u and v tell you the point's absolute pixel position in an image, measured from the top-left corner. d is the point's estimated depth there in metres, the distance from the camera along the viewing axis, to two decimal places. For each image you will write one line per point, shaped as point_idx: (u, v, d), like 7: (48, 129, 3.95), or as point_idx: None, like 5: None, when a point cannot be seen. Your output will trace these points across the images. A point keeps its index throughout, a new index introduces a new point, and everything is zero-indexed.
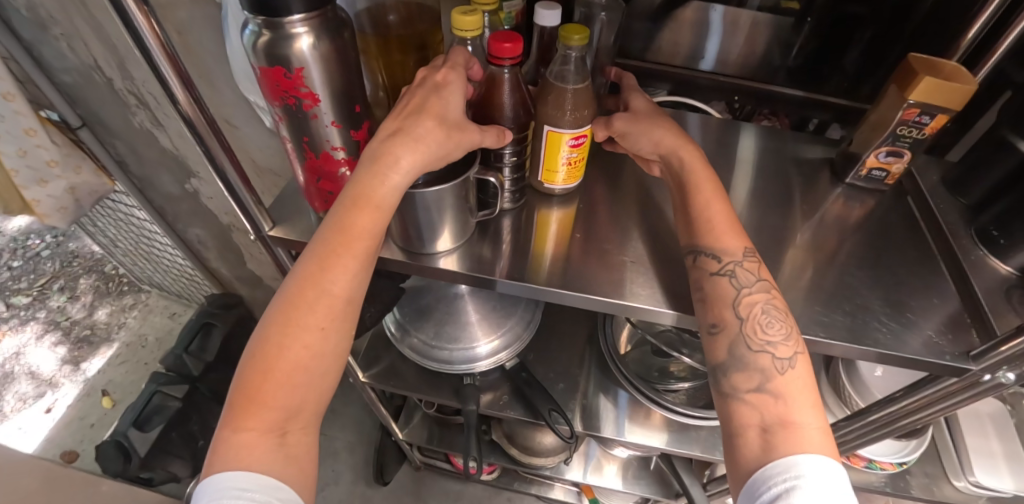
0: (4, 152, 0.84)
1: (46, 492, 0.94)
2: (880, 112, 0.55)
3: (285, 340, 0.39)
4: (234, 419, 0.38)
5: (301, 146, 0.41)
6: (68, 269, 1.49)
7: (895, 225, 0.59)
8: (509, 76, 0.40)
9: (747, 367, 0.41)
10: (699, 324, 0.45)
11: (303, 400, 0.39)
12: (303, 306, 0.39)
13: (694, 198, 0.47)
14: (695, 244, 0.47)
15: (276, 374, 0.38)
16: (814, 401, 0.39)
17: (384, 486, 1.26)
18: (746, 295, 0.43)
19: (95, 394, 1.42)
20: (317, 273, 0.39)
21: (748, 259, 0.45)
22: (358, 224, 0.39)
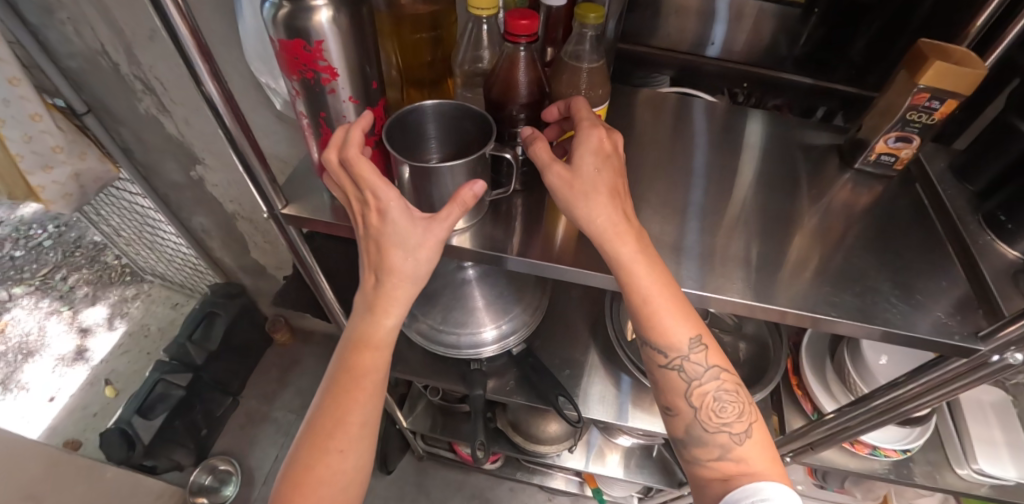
0: (9, 137, 0.84)
1: (50, 481, 0.94)
2: (889, 98, 0.55)
3: (316, 464, 0.44)
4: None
5: (318, 121, 0.41)
6: (70, 260, 1.45)
7: (904, 210, 0.59)
8: (525, 54, 0.40)
9: (706, 443, 0.48)
10: (659, 402, 0.51)
11: (344, 499, 0.46)
12: (332, 427, 0.45)
13: (632, 293, 0.44)
14: (643, 337, 0.48)
15: (310, 485, 0.44)
16: (770, 456, 0.47)
17: (387, 475, 1.27)
18: (697, 386, 0.48)
19: (98, 384, 1.45)
20: (339, 398, 0.45)
21: (695, 350, 0.47)
22: (364, 362, 0.45)
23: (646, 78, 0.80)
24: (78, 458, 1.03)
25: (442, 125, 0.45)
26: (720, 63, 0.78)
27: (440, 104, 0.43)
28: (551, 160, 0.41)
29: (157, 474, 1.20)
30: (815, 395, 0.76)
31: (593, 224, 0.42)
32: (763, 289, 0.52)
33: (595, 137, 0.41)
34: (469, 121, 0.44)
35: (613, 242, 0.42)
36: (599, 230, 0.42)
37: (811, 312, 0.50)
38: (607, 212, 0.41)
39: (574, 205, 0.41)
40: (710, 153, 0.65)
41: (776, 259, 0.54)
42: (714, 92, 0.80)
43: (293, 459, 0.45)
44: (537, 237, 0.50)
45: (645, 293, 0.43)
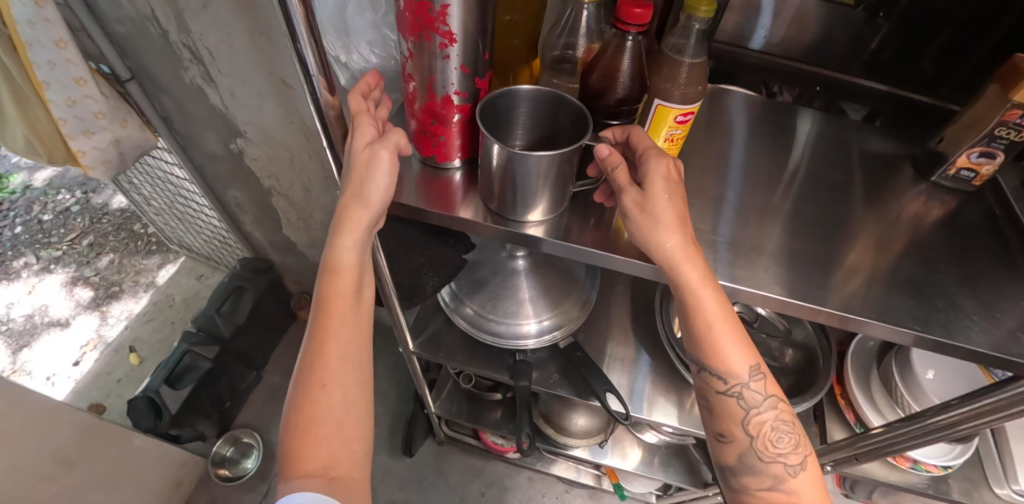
0: (53, 101, 0.83)
1: (78, 445, 0.93)
2: (978, 111, 0.53)
3: (308, 408, 0.47)
4: (291, 469, 0.47)
5: (425, 86, 0.41)
6: (97, 226, 1.56)
7: (980, 228, 0.58)
8: (632, 43, 0.38)
9: (759, 473, 0.47)
10: (710, 430, 0.51)
11: (347, 438, 0.49)
12: (317, 372, 0.48)
13: (698, 318, 0.44)
14: (702, 363, 0.47)
15: (312, 435, 0.47)
16: (821, 491, 0.46)
17: (408, 457, 1.29)
18: (755, 414, 0.47)
19: (122, 351, 1.42)
20: (316, 338, 0.48)
21: (755, 378, 0.47)
22: (335, 290, 0.48)
23: None
24: (107, 425, 1.00)
25: (535, 110, 0.44)
26: (759, 56, 0.76)
27: (535, 91, 0.43)
28: (629, 184, 0.41)
29: (181, 443, 1.21)
30: (859, 407, 0.75)
31: (663, 249, 0.41)
32: (835, 299, 0.51)
33: (664, 164, 0.40)
34: (567, 111, 0.43)
35: (682, 266, 0.41)
36: (666, 254, 0.41)
37: (862, 319, 0.49)
38: (678, 237, 0.41)
39: (647, 229, 0.41)
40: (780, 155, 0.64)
41: (854, 267, 0.53)
42: (753, 88, 0.77)
43: (290, 414, 0.48)
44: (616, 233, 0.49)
45: (710, 317, 0.44)
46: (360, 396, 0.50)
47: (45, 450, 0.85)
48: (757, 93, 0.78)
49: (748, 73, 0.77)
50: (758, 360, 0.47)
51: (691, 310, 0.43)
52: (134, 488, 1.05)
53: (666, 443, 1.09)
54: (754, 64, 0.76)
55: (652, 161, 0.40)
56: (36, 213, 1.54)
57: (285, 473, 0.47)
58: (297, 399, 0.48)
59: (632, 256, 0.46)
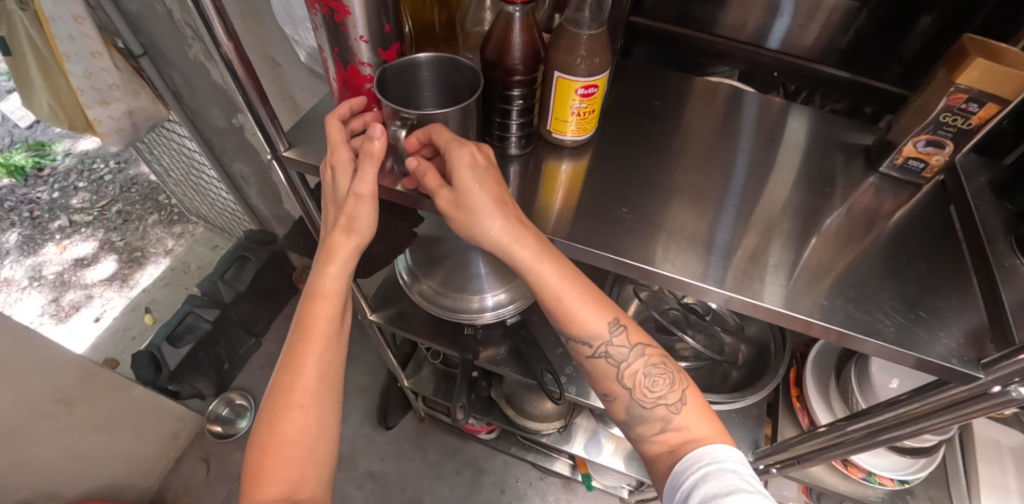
0: (72, 72, 0.90)
1: (81, 390, 1.00)
2: (925, 98, 0.51)
3: (278, 424, 0.50)
4: (251, 490, 0.48)
5: (334, 55, 0.44)
6: (125, 194, 1.65)
7: (928, 224, 0.56)
8: (519, 14, 0.41)
9: (647, 420, 0.48)
10: (597, 390, 0.52)
11: (314, 457, 0.51)
12: (286, 390, 0.50)
13: (547, 294, 0.46)
14: (566, 334, 0.49)
15: (279, 452, 0.49)
16: (707, 417, 0.47)
17: (388, 430, 1.33)
18: (626, 368, 0.49)
19: (139, 310, 1.55)
20: (295, 356, 0.50)
21: (616, 334, 0.48)
22: (315, 315, 0.50)
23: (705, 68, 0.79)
24: (108, 373, 1.07)
25: (437, 72, 0.47)
26: (777, 55, 0.75)
27: (433, 56, 0.46)
28: (439, 185, 0.44)
29: (180, 399, 1.30)
30: (813, 410, 0.74)
31: (490, 237, 0.43)
32: (751, 284, 0.50)
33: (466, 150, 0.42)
34: (462, 71, 0.46)
35: (512, 249, 0.43)
36: (491, 240, 0.43)
37: (779, 309, 0.48)
38: (499, 224, 0.43)
39: (468, 221, 0.43)
40: (729, 143, 0.63)
41: (779, 255, 0.52)
42: (768, 88, 0.78)
43: (258, 436, 0.50)
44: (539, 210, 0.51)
45: (555, 291, 0.45)
46: (330, 426, 0.52)
47: (49, 389, 0.93)
48: (766, 91, 0.79)
49: (759, 70, 0.77)
50: (616, 314, 0.49)
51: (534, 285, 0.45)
52: (130, 435, 1.15)
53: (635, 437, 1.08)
54: (766, 62, 0.76)
55: (456, 163, 0.42)
56: (72, 180, 1.61)
57: (247, 493, 0.48)
58: (266, 416, 0.50)
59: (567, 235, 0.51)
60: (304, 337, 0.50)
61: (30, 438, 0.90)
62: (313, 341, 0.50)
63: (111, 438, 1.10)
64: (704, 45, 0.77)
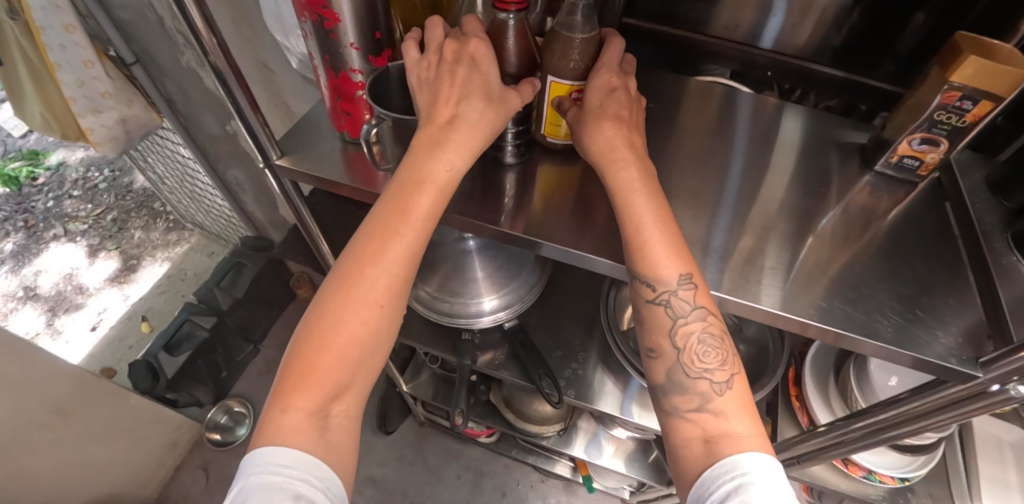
0: (64, 81, 0.90)
1: (77, 401, 0.99)
2: (919, 96, 0.51)
3: (341, 316, 0.40)
4: (281, 397, 0.38)
5: (325, 63, 0.44)
6: (121, 202, 1.66)
7: (924, 222, 0.56)
8: (513, 22, 0.41)
9: (686, 391, 0.43)
10: (642, 347, 0.47)
11: (365, 370, 0.41)
12: (358, 282, 0.40)
13: (628, 221, 0.44)
14: (630, 270, 0.45)
15: (332, 349, 0.39)
16: (751, 416, 0.40)
17: (388, 435, 1.33)
18: (682, 324, 0.44)
19: (135, 319, 1.53)
20: (382, 241, 0.41)
21: (684, 287, 0.43)
22: (419, 203, 0.41)
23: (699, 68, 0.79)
24: (104, 384, 1.06)
25: None
26: (772, 54, 0.75)
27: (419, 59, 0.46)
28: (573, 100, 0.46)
29: (178, 407, 1.29)
30: (812, 409, 0.74)
31: (596, 147, 0.44)
32: (748, 287, 0.50)
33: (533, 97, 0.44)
34: None
35: (612, 166, 0.44)
36: (597, 152, 0.44)
37: (776, 311, 0.48)
38: (609, 136, 0.44)
39: (583, 130, 0.45)
40: (723, 144, 0.63)
41: (776, 256, 0.52)
42: (761, 88, 0.78)
43: (312, 313, 0.40)
44: (535, 218, 0.51)
45: (638, 219, 0.43)
46: (384, 346, 0.43)
47: (44, 400, 0.92)
48: (759, 89, 0.79)
49: (752, 69, 0.77)
50: (691, 268, 0.43)
51: (622, 213, 0.43)
52: (128, 444, 1.14)
53: (636, 439, 1.08)
54: (759, 61, 0.76)
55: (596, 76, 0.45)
56: (67, 189, 1.62)
57: (280, 396, 0.38)
58: (323, 302, 0.40)
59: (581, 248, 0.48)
60: (396, 220, 0.41)
61: (26, 450, 0.90)
62: (405, 231, 0.41)
63: (109, 448, 1.09)
64: (698, 45, 0.77)
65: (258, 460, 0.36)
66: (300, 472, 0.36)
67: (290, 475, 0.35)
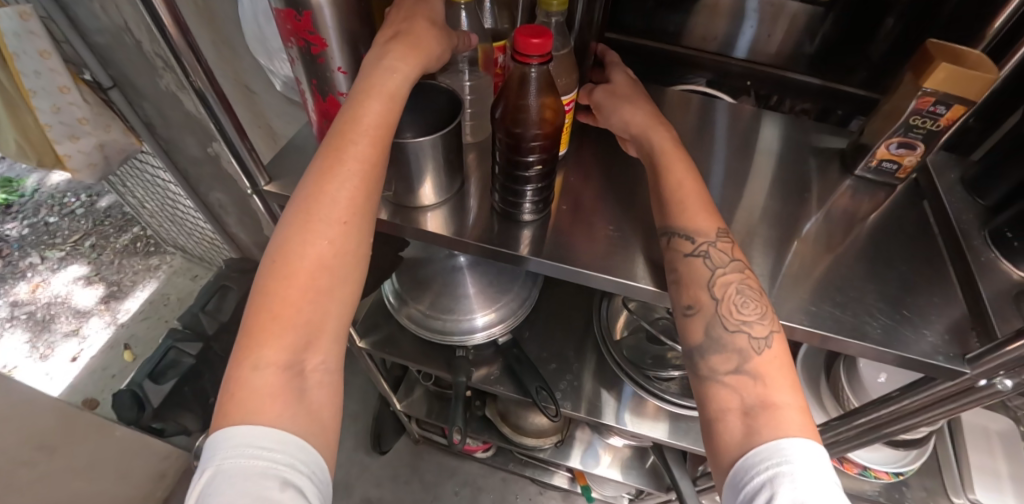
0: (39, 108, 0.88)
1: (60, 434, 0.96)
2: (894, 102, 0.52)
3: (289, 263, 0.39)
4: (248, 356, 0.36)
5: (312, 87, 0.44)
6: (100, 228, 1.61)
7: (906, 222, 0.57)
8: (536, 74, 0.39)
9: (725, 349, 0.42)
10: (676, 305, 0.46)
11: (333, 325, 0.39)
12: (304, 227, 0.39)
13: (668, 180, 0.47)
14: (668, 225, 0.47)
15: (286, 301, 0.38)
16: (793, 382, 0.40)
17: (382, 455, 1.30)
18: (720, 275, 0.44)
19: (118, 347, 1.50)
20: (320, 181, 0.40)
21: (721, 239, 0.46)
22: (361, 132, 0.40)
23: (678, 77, 0.80)
24: (87, 416, 1.03)
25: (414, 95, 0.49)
26: (745, 63, 0.77)
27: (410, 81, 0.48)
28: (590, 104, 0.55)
29: (165, 437, 1.26)
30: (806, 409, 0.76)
31: (621, 118, 0.52)
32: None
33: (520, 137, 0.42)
34: (441, 93, 0.49)
35: (651, 128, 0.50)
36: (625, 122, 0.52)
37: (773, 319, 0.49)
38: (635, 114, 0.51)
39: (609, 111, 0.53)
40: (708, 152, 0.64)
41: (765, 264, 0.53)
42: (736, 94, 0.79)
43: (261, 277, 0.39)
44: (529, 233, 0.51)
45: (679, 178, 0.47)
46: (348, 295, 0.41)
47: (26, 436, 0.89)
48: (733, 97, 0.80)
49: (728, 77, 0.78)
50: (722, 223, 0.47)
51: None
52: (114, 478, 1.10)
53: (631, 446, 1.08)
54: (735, 71, 0.77)
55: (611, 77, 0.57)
56: (42, 215, 1.57)
57: (245, 354, 0.36)
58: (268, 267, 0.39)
59: (580, 266, 0.48)
60: (335, 156, 0.40)
61: (10, 488, 0.86)
62: (345, 161, 0.40)
63: (97, 484, 1.06)
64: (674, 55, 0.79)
65: (234, 439, 0.33)
66: (283, 457, 0.33)
67: (271, 459, 0.32)
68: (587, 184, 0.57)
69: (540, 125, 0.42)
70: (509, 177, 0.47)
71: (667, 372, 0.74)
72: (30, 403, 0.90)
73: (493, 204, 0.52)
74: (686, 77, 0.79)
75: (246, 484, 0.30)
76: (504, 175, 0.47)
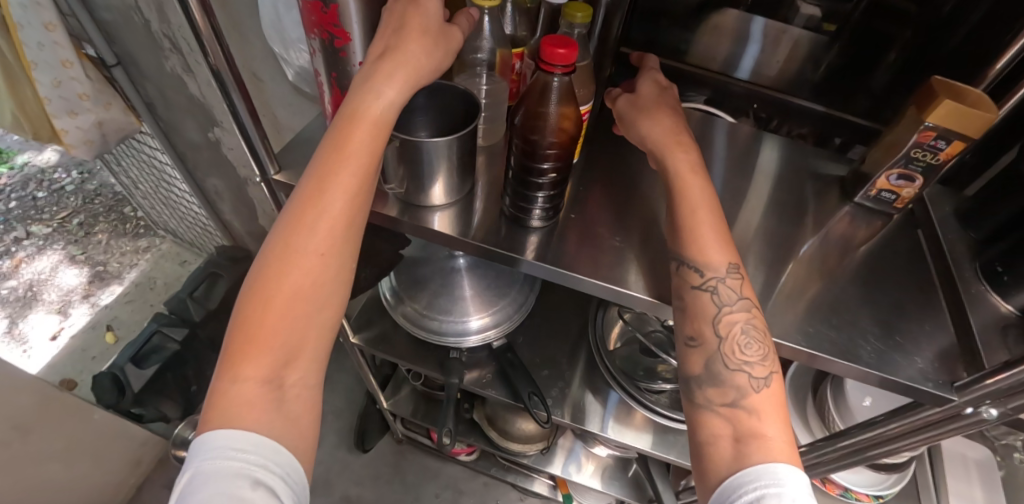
0: (40, 81, 0.86)
1: (39, 416, 0.94)
2: (896, 134, 0.54)
3: (270, 288, 0.38)
4: (231, 365, 0.36)
5: (331, 80, 0.44)
6: (89, 206, 1.58)
7: (900, 250, 0.58)
8: (558, 83, 0.40)
9: (721, 383, 0.42)
10: (678, 335, 0.46)
11: (314, 343, 0.39)
12: (286, 251, 0.39)
13: (682, 206, 0.46)
14: (680, 253, 0.46)
15: (267, 321, 0.37)
16: (783, 418, 0.40)
17: (364, 453, 1.29)
18: (727, 312, 0.44)
19: (99, 328, 1.47)
20: (307, 203, 0.39)
21: (731, 276, 0.45)
22: (347, 155, 0.39)
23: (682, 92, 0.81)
24: (70, 398, 1.01)
25: (432, 96, 0.50)
26: (748, 84, 0.78)
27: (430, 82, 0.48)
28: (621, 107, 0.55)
29: (144, 423, 1.24)
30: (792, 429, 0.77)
31: (643, 132, 0.51)
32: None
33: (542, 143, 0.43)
34: (458, 97, 0.49)
35: (670, 148, 0.49)
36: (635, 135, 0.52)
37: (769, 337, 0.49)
38: (662, 127, 0.50)
39: (635, 120, 0.52)
40: (711, 170, 0.65)
41: (762, 282, 0.54)
42: (736, 114, 0.80)
43: (241, 300, 0.39)
44: (536, 240, 0.51)
45: (694, 203, 0.46)
46: (332, 314, 0.41)
47: (7, 417, 0.87)
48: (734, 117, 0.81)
49: (731, 97, 0.80)
50: (736, 259, 0.46)
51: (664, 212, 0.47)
52: (90, 463, 1.08)
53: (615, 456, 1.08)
54: (737, 91, 0.79)
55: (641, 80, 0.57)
56: (31, 189, 1.53)
57: (225, 371, 0.36)
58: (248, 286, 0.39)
59: (582, 273, 0.49)
60: (320, 179, 0.39)
61: None
62: (330, 186, 0.39)
63: (70, 467, 1.04)
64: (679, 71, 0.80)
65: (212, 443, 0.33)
66: (259, 457, 0.34)
67: (245, 460, 0.33)
68: (592, 194, 0.57)
69: (556, 135, 0.43)
70: (521, 183, 0.47)
71: (657, 385, 0.75)
72: (15, 383, 0.88)
73: (501, 206, 0.53)
74: (688, 94, 0.81)
75: (219, 483, 0.31)
76: (517, 181, 0.48)
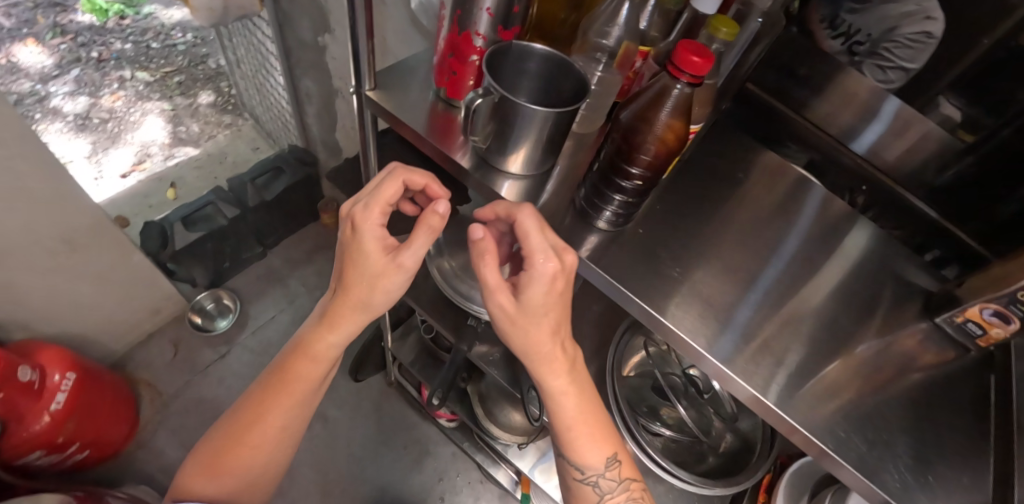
0: None
1: (88, 238, 1.01)
2: (1009, 268, 0.48)
3: (251, 430, 0.58)
4: (206, 472, 0.58)
5: (454, 18, 0.47)
6: (193, 70, 1.60)
7: (966, 390, 0.53)
8: (679, 93, 0.40)
9: None
10: (568, 503, 0.60)
11: (287, 439, 0.60)
12: (285, 378, 0.57)
13: (559, 423, 0.53)
14: (563, 455, 0.56)
15: (257, 426, 0.58)
16: None
17: (354, 381, 1.33)
18: (607, 499, 0.54)
19: (165, 181, 1.61)
20: (264, 405, 0.58)
21: (611, 467, 0.55)
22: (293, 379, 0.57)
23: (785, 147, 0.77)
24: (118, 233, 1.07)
25: (545, 65, 0.49)
26: (861, 160, 0.73)
27: (548, 52, 0.47)
28: (498, 285, 0.47)
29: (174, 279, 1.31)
30: None
31: (518, 346, 0.49)
32: (758, 377, 0.48)
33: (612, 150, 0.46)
34: (571, 74, 0.48)
35: (537, 369, 0.50)
36: None
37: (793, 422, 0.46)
38: (538, 332, 0.48)
39: (519, 327, 0.48)
40: (792, 235, 0.61)
41: (804, 366, 0.51)
42: (837, 189, 0.75)
43: (215, 440, 0.59)
44: (593, 241, 0.50)
45: (565, 414, 0.52)
46: (294, 426, 0.60)
47: (59, 227, 0.94)
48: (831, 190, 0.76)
49: (836, 168, 0.75)
50: (617, 452, 0.55)
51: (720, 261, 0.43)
52: (116, 295, 1.16)
53: None
54: (845, 163, 0.74)
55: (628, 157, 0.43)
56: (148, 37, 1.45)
57: (195, 474, 0.58)
58: (220, 442, 0.58)
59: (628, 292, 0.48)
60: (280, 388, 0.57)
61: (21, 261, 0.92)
62: (290, 389, 0.57)
63: (99, 293, 1.12)
64: (790, 124, 0.76)
65: None
66: None
67: None
68: (661, 219, 0.55)
69: (657, 146, 0.43)
70: (605, 180, 0.47)
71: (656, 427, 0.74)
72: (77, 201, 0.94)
73: (574, 193, 0.52)
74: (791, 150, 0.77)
75: None
76: (600, 177, 0.48)
